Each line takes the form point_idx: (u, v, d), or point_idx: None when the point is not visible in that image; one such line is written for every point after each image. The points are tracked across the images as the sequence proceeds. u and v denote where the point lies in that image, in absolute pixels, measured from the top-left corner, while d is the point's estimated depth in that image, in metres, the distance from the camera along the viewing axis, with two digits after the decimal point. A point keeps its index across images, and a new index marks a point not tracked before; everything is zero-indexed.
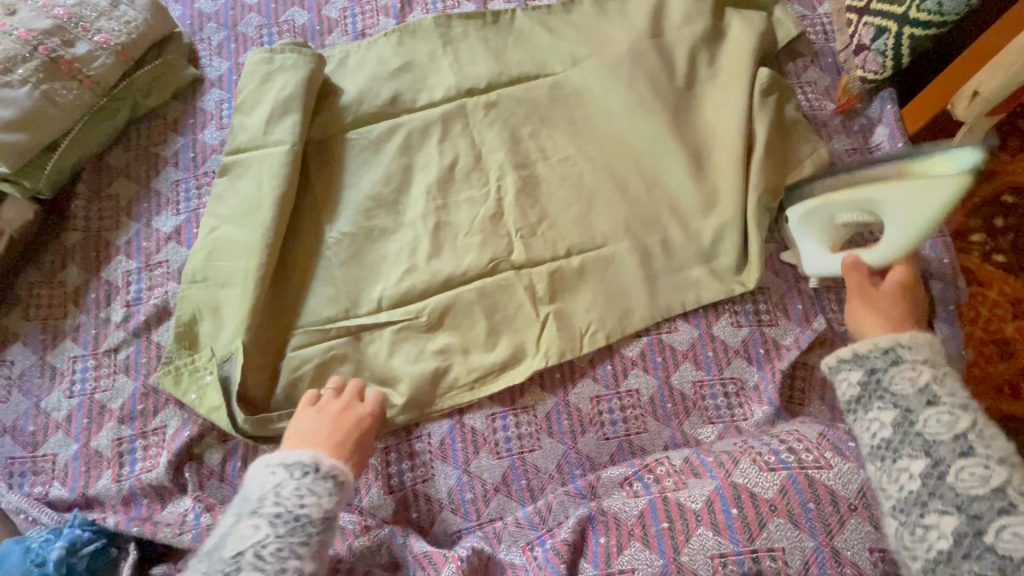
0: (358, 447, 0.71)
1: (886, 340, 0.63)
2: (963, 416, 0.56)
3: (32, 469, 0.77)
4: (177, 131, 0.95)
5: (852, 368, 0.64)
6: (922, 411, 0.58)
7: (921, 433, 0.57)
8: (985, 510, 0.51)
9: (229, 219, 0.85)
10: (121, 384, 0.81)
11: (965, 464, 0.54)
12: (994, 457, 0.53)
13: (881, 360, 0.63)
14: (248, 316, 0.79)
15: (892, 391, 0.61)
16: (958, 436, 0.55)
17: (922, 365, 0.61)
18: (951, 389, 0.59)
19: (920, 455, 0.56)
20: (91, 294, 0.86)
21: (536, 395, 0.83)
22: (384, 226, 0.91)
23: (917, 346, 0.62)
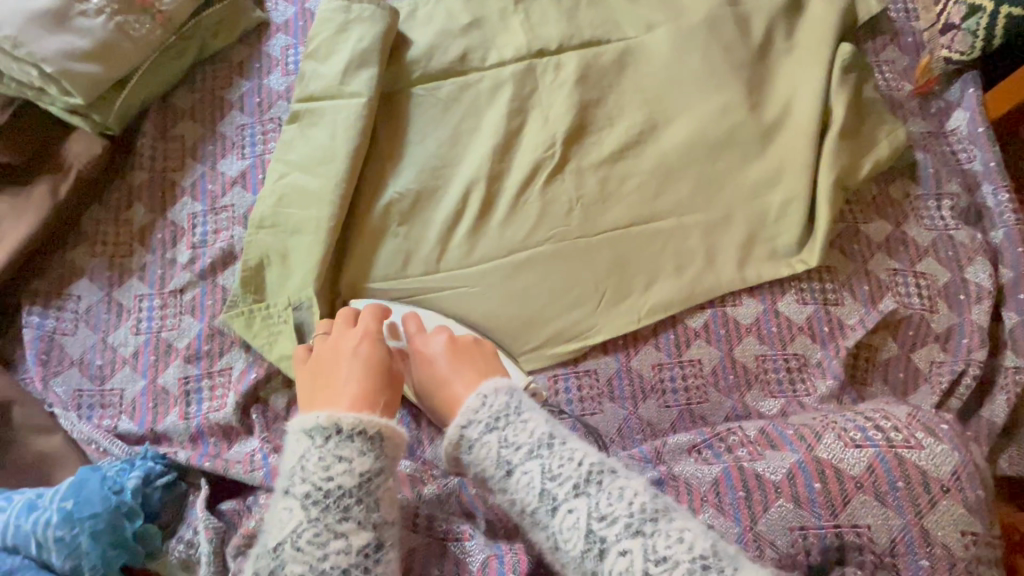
0: (379, 377, 0.61)
1: (491, 443, 0.56)
2: (579, 497, 0.52)
3: (100, 401, 0.78)
4: (243, 75, 0.94)
5: (499, 495, 0.56)
6: (552, 520, 0.52)
7: (567, 544, 0.52)
8: (592, 557, 0.50)
9: (300, 166, 0.84)
10: (187, 324, 0.82)
11: (558, 519, 0.52)
12: (568, 492, 0.52)
13: (501, 476, 0.56)
14: (319, 264, 0.79)
15: (530, 508, 0.54)
16: (587, 532, 0.50)
17: (528, 457, 0.54)
18: (557, 463, 0.53)
19: (585, 572, 0.51)
20: (158, 234, 0.86)
21: (598, 358, 0.83)
22: (450, 185, 0.89)
23: (515, 433, 0.56)
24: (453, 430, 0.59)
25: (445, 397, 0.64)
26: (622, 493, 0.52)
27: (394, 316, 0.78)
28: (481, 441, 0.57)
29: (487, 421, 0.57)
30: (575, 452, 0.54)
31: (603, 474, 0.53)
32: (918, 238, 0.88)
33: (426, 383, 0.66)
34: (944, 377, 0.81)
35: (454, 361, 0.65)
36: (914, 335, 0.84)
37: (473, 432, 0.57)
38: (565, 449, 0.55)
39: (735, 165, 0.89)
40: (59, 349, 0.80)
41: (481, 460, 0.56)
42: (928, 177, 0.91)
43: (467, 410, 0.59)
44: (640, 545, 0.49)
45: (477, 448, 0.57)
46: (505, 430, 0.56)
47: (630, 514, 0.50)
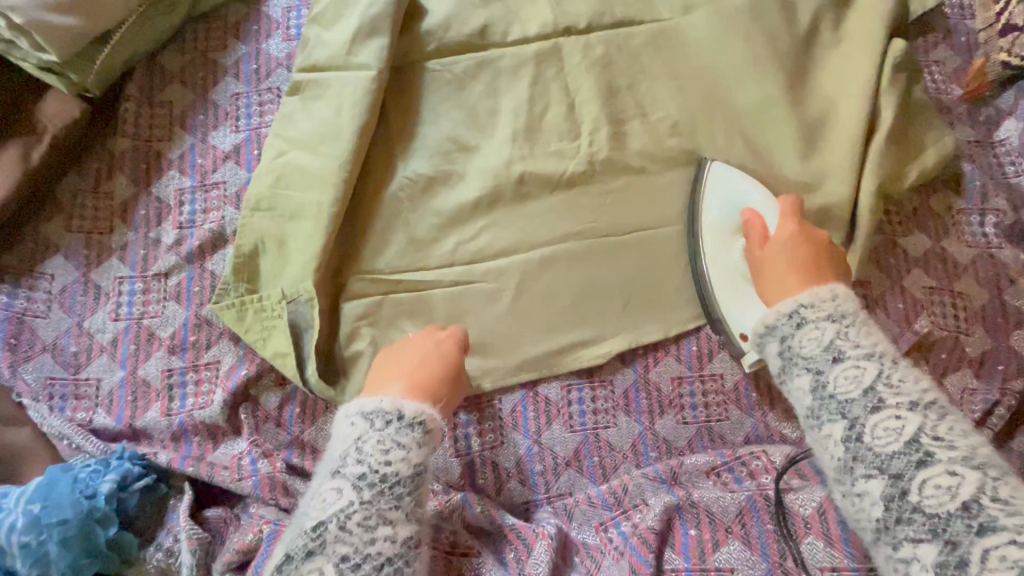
0: (448, 375, 0.63)
1: (826, 330, 0.59)
2: (913, 412, 0.52)
3: (74, 392, 0.72)
4: (239, 37, 0.85)
5: (797, 374, 0.59)
6: (870, 417, 0.53)
7: (875, 443, 0.52)
8: (903, 467, 0.50)
9: (301, 144, 0.77)
10: (171, 312, 0.75)
11: (879, 420, 0.53)
12: (906, 404, 0.53)
13: (822, 359, 0.58)
14: (319, 255, 0.72)
15: (839, 397, 0.55)
16: (911, 441, 0.51)
17: (865, 357, 0.56)
18: (899, 377, 0.54)
19: (877, 473, 0.51)
20: (141, 210, 0.78)
21: (614, 368, 0.77)
22: (461, 171, 0.82)
23: (857, 334, 0.58)
24: (789, 301, 0.62)
25: (783, 282, 0.65)
26: (963, 433, 0.51)
27: (749, 185, 0.78)
28: (818, 322, 0.59)
29: (834, 314, 0.59)
30: (920, 380, 0.55)
31: (945, 410, 0.53)
32: (958, 255, 0.83)
33: (767, 265, 0.68)
34: (976, 405, 0.77)
35: (818, 260, 0.66)
36: (947, 359, 0.79)
37: (809, 314, 0.60)
38: (907, 371, 0.55)
39: (770, 168, 0.83)
40: (30, 332, 0.73)
41: (805, 338, 0.59)
42: (973, 191, 0.85)
43: (811, 295, 0.61)
44: (978, 481, 0.48)
45: (807, 331, 0.59)
46: (847, 326, 0.59)
47: (971, 450, 0.50)
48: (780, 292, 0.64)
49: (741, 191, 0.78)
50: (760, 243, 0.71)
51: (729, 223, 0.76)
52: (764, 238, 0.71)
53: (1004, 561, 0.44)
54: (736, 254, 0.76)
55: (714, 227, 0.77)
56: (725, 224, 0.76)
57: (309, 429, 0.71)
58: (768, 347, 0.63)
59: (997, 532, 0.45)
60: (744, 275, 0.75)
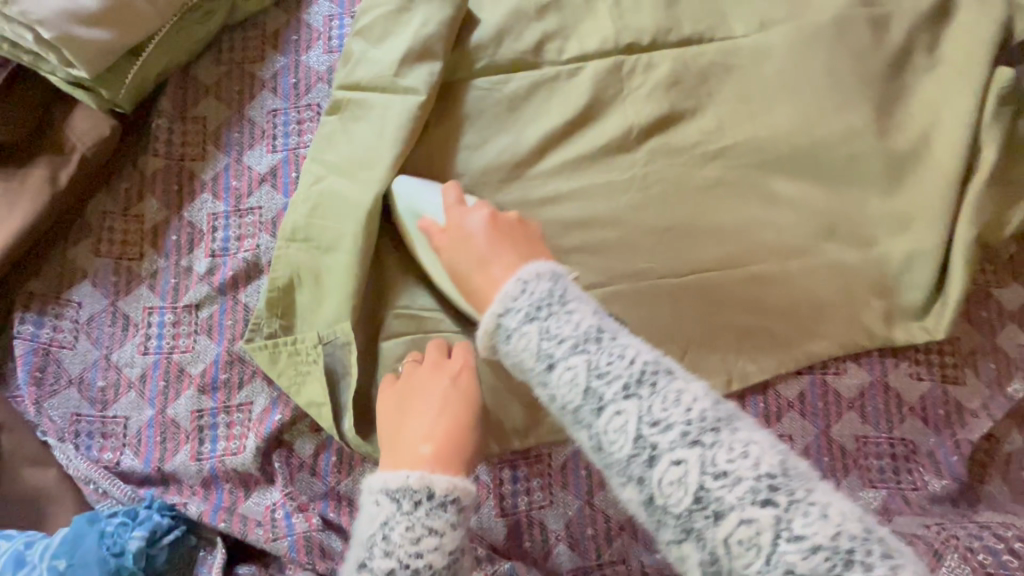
0: (471, 416, 0.55)
1: (531, 333, 0.46)
2: (630, 399, 0.41)
3: (101, 431, 0.68)
4: (277, 48, 0.79)
5: (537, 391, 0.46)
6: (595, 421, 0.42)
7: (613, 451, 0.41)
8: (636, 472, 0.40)
9: (342, 170, 0.71)
10: (202, 347, 0.70)
11: (605, 422, 0.41)
12: (619, 392, 0.41)
13: (539, 370, 0.45)
14: (360, 294, 0.67)
15: (570, 408, 0.43)
16: (637, 438, 0.40)
17: (575, 350, 0.44)
18: (604, 360, 0.43)
19: (628, 480, 0.40)
20: (172, 236, 0.73)
21: None
22: (511, 200, 0.76)
23: (559, 322, 0.45)
24: (488, 316, 0.49)
25: (478, 286, 0.54)
26: (680, 398, 0.40)
27: (435, 191, 0.66)
28: (520, 329, 0.46)
29: (528, 308, 0.47)
30: (626, 348, 0.43)
31: (656, 376, 0.42)
32: None
33: (459, 262, 0.57)
34: None
35: (517, 246, 0.55)
36: None
37: (512, 321, 0.47)
38: (617, 343, 0.44)
39: (854, 206, 0.75)
40: (56, 365, 0.69)
41: (518, 349, 0.46)
42: None
43: (505, 297, 0.49)
44: (700, 458, 0.38)
45: (513, 338, 0.47)
46: (546, 319, 0.46)
47: (688, 421, 0.39)
48: (485, 297, 0.53)
49: (421, 198, 0.67)
50: (439, 232, 0.60)
51: (413, 217, 0.67)
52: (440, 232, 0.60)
53: (746, 548, 0.36)
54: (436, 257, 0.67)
55: (412, 222, 0.68)
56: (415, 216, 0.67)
57: (345, 480, 0.66)
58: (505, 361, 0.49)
59: (728, 517, 0.36)
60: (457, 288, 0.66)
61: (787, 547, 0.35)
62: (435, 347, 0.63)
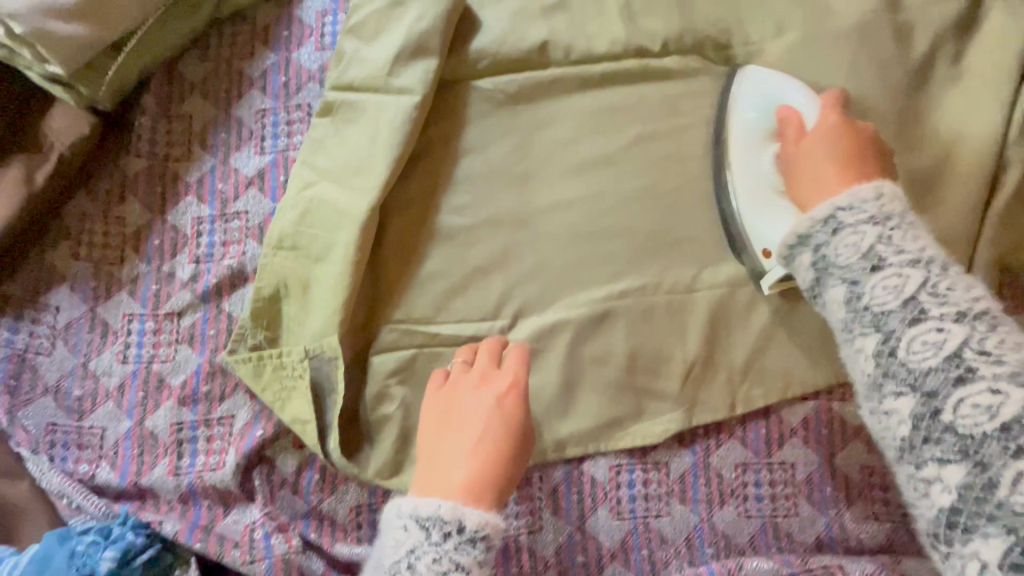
0: (511, 444, 0.56)
1: (866, 234, 0.52)
2: (958, 323, 0.47)
3: (76, 442, 0.66)
4: (267, 44, 0.76)
5: (831, 285, 0.54)
6: (909, 329, 0.48)
7: (910, 358, 0.48)
8: (939, 384, 0.46)
9: (332, 175, 0.67)
10: (184, 357, 0.68)
11: (917, 334, 0.48)
12: (949, 316, 0.47)
13: (861, 271, 0.52)
14: (347, 307, 0.64)
15: (875, 310, 0.50)
16: (952, 355, 0.46)
17: (909, 265, 0.50)
18: (948, 287, 0.49)
19: (908, 390, 0.47)
20: (154, 240, 0.70)
21: (670, 450, 0.68)
22: (510, 209, 0.72)
23: (903, 238, 0.52)
24: (825, 207, 0.55)
25: (811, 182, 0.61)
26: (1016, 345, 0.47)
27: (797, 91, 0.68)
28: (853, 227, 0.53)
29: (874, 215, 0.53)
30: (972, 288, 0.49)
31: (995, 320, 0.48)
32: None
33: (804, 162, 0.62)
34: None
35: (862, 153, 0.60)
36: None
37: (848, 217, 0.54)
38: (957, 278, 0.50)
39: None
40: (32, 372, 0.67)
41: (843, 242, 0.53)
42: None
43: (852, 195, 0.54)
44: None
45: (845, 234, 0.53)
46: (889, 229, 0.52)
47: (1017, 363, 0.45)
48: (814, 192, 0.60)
49: (777, 91, 0.69)
50: (795, 139, 0.65)
51: (765, 124, 0.69)
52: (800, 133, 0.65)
53: None
54: (767, 160, 0.68)
55: (748, 129, 0.69)
56: (758, 127, 0.69)
57: (327, 499, 0.64)
58: (796, 258, 0.57)
59: None
60: (777, 187, 0.68)
61: None
62: (489, 344, 0.63)
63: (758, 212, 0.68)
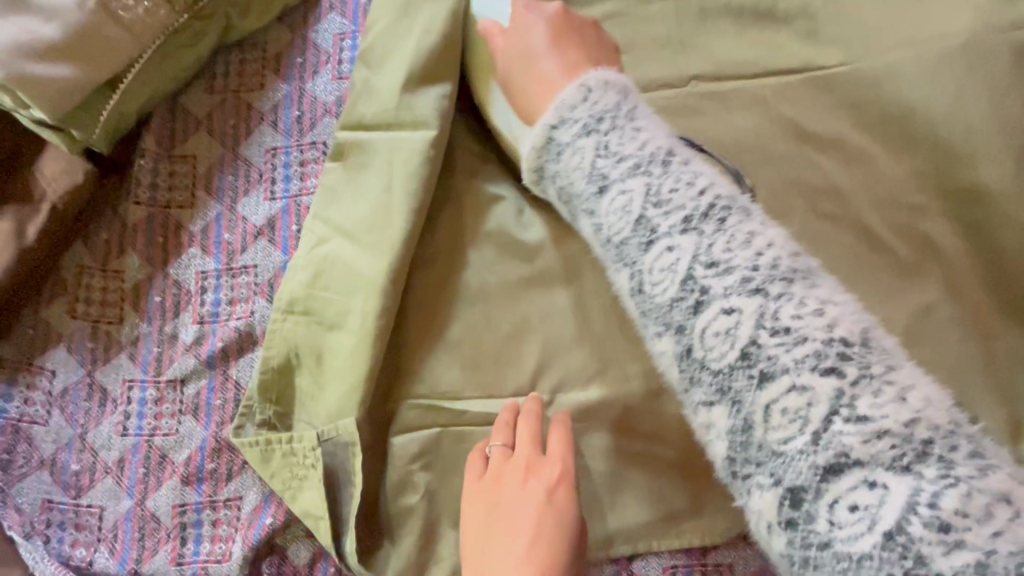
0: (570, 544, 0.48)
1: (584, 150, 0.42)
2: (688, 234, 0.37)
3: (74, 522, 0.60)
4: (279, 73, 0.68)
5: (580, 218, 0.43)
6: (643, 257, 0.38)
7: (655, 294, 0.38)
8: (681, 319, 0.37)
9: (348, 230, 0.59)
10: (187, 430, 0.61)
11: (654, 258, 0.38)
12: (676, 227, 0.37)
13: (587, 193, 0.42)
14: (364, 385, 0.56)
15: (618, 241, 0.40)
16: (686, 279, 0.36)
17: (632, 172, 0.40)
18: (667, 188, 0.39)
19: (665, 329, 0.38)
20: (156, 296, 0.64)
21: (734, 550, 0.59)
22: (550, 265, 0.63)
23: (621, 138, 0.41)
24: (539, 127, 0.44)
25: (530, 82, 0.49)
26: (750, 241, 0.36)
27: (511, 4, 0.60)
28: (573, 144, 0.42)
29: (586, 119, 0.42)
30: (694, 178, 0.39)
31: (726, 212, 0.38)
32: None
33: (512, 63, 0.51)
34: None
35: (564, 37, 0.49)
36: None
37: (565, 134, 0.43)
38: (684, 169, 0.39)
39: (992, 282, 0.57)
40: (26, 443, 0.61)
41: (571, 165, 0.42)
42: None
43: (562, 104, 0.43)
44: (758, 310, 0.34)
45: (567, 153, 0.42)
46: (605, 135, 0.42)
47: (753, 266, 0.36)
48: (540, 93, 0.48)
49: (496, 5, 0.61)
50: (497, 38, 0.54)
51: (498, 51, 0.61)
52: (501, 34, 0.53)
53: (786, 416, 0.33)
54: None
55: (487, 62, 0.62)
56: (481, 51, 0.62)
57: None
58: (547, 190, 0.47)
59: (779, 380, 0.33)
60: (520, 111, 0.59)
61: (838, 423, 0.31)
62: (532, 411, 0.55)
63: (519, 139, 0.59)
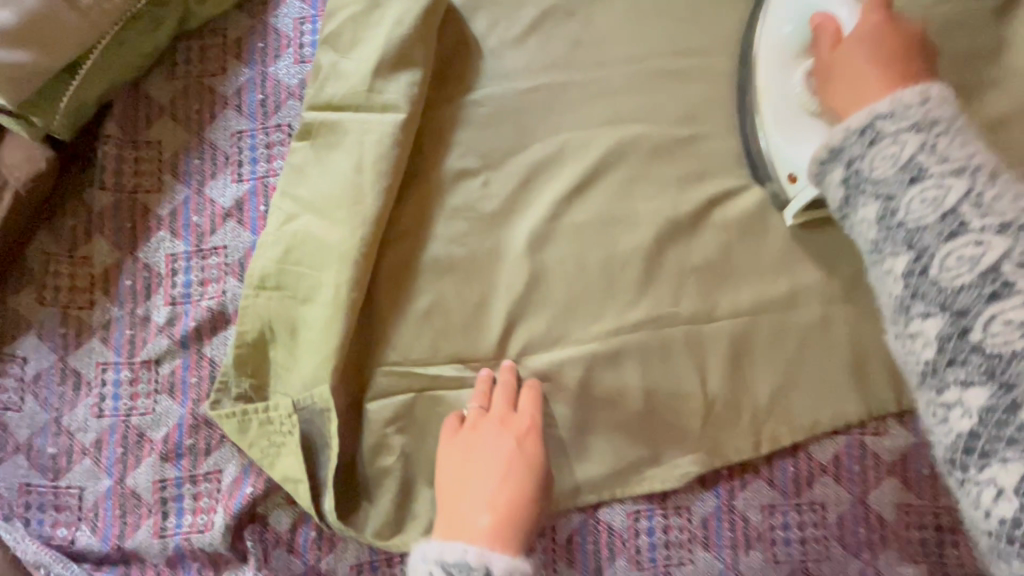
0: (534, 482, 0.55)
1: (907, 142, 0.45)
2: (1002, 235, 0.41)
3: (53, 503, 0.61)
4: (241, 58, 0.69)
5: (863, 203, 0.48)
6: (944, 246, 0.42)
7: (942, 278, 0.43)
8: (970, 303, 0.41)
9: (314, 207, 0.61)
10: (164, 408, 0.63)
11: (952, 248, 0.42)
12: (991, 227, 0.42)
13: (894, 180, 0.46)
14: (337, 353, 0.58)
15: (911, 225, 0.44)
16: (987, 271, 0.41)
17: (948, 172, 0.44)
18: (989, 197, 0.43)
19: (938, 311, 0.43)
20: (125, 280, 0.65)
21: (692, 493, 0.64)
22: (511, 234, 0.66)
23: (949, 143, 0.45)
24: (861, 115, 0.48)
25: (853, 88, 0.56)
26: None
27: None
28: (894, 136, 0.46)
29: (916, 118, 0.46)
30: (1021, 196, 0.43)
31: None
32: None
33: (836, 69, 0.58)
34: None
35: (902, 56, 0.55)
36: None
37: (888, 126, 0.47)
38: (995, 181, 0.43)
39: None
40: (2, 429, 0.62)
41: (876, 157, 0.47)
42: None
43: (894, 101, 0.47)
44: None
45: (872, 156, 0.47)
46: (931, 136, 0.45)
47: None
48: (852, 101, 0.56)
49: None
50: (831, 45, 0.60)
51: (797, 40, 0.64)
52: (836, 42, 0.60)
53: None
54: (796, 80, 0.64)
55: (782, 45, 0.65)
56: (788, 41, 0.64)
57: (326, 557, 0.60)
58: (827, 173, 0.51)
59: None
60: (807, 108, 0.63)
61: None
62: (510, 375, 0.61)
63: (783, 129, 0.64)
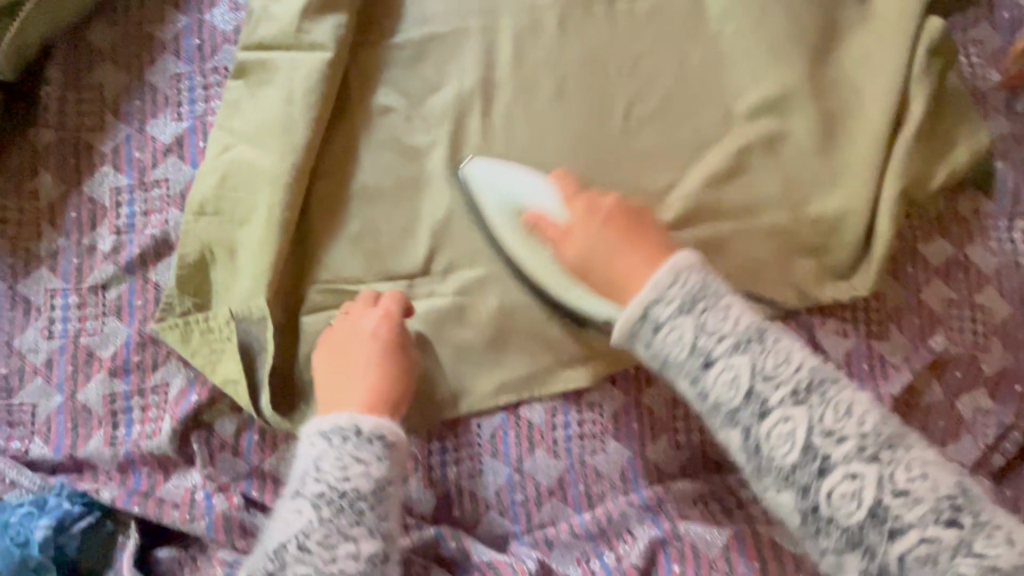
0: (394, 360, 0.64)
1: (684, 325, 0.53)
2: (797, 406, 0.50)
3: (8, 418, 0.66)
4: (178, 7, 0.74)
5: (676, 377, 0.54)
6: (762, 425, 0.50)
7: (774, 454, 0.50)
8: (807, 479, 0.49)
9: (249, 137, 0.67)
10: (112, 329, 0.67)
11: (771, 427, 0.50)
12: (784, 399, 0.50)
13: (693, 365, 0.53)
14: (271, 267, 0.64)
15: (729, 406, 0.51)
16: (807, 447, 0.49)
17: (733, 350, 0.52)
18: (769, 365, 0.51)
19: (788, 486, 0.50)
20: (72, 213, 0.69)
21: (603, 390, 0.71)
22: (434, 164, 0.72)
23: (714, 318, 0.53)
24: (636, 302, 0.55)
25: (625, 286, 0.59)
26: (850, 409, 0.50)
27: (522, 175, 0.67)
28: (672, 321, 0.53)
29: (681, 299, 0.54)
30: (789, 356, 0.52)
31: (824, 385, 0.51)
32: (980, 265, 0.76)
33: (593, 273, 0.62)
34: (988, 430, 0.72)
35: (638, 237, 0.61)
36: (961, 378, 0.73)
37: (662, 311, 0.54)
38: (778, 346, 0.52)
39: (780, 165, 0.74)
40: None
41: (666, 343, 0.53)
42: (1003, 190, 0.77)
43: (659, 284, 0.55)
44: (876, 474, 0.48)
45: (666, 330, 0.53)
46: (703, 314, 0.53)
47: (861, 434, 0.49)
48: (631, 286, 0.59)
49: (518, 185, 0.67)
50: (558, 237, 0.64)
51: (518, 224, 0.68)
52: (560, 231, 0.64)
53: (915, 556, 0.46)
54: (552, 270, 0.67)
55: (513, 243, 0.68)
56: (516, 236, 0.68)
57: (269, 458, 0.65)
58: (637, 342, 0.56)
59: (868, 497, 0.47)
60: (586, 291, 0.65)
61: (887, 496, 0.47)
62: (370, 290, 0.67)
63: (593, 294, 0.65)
